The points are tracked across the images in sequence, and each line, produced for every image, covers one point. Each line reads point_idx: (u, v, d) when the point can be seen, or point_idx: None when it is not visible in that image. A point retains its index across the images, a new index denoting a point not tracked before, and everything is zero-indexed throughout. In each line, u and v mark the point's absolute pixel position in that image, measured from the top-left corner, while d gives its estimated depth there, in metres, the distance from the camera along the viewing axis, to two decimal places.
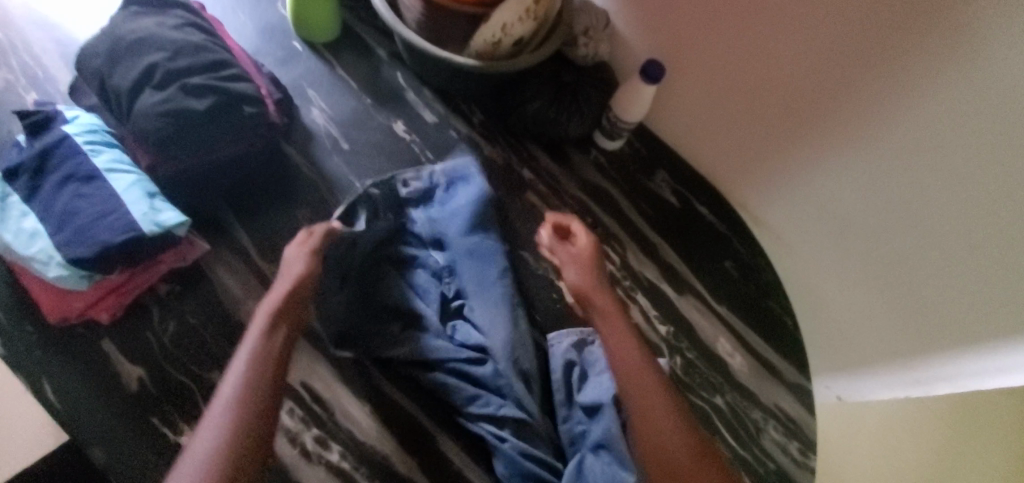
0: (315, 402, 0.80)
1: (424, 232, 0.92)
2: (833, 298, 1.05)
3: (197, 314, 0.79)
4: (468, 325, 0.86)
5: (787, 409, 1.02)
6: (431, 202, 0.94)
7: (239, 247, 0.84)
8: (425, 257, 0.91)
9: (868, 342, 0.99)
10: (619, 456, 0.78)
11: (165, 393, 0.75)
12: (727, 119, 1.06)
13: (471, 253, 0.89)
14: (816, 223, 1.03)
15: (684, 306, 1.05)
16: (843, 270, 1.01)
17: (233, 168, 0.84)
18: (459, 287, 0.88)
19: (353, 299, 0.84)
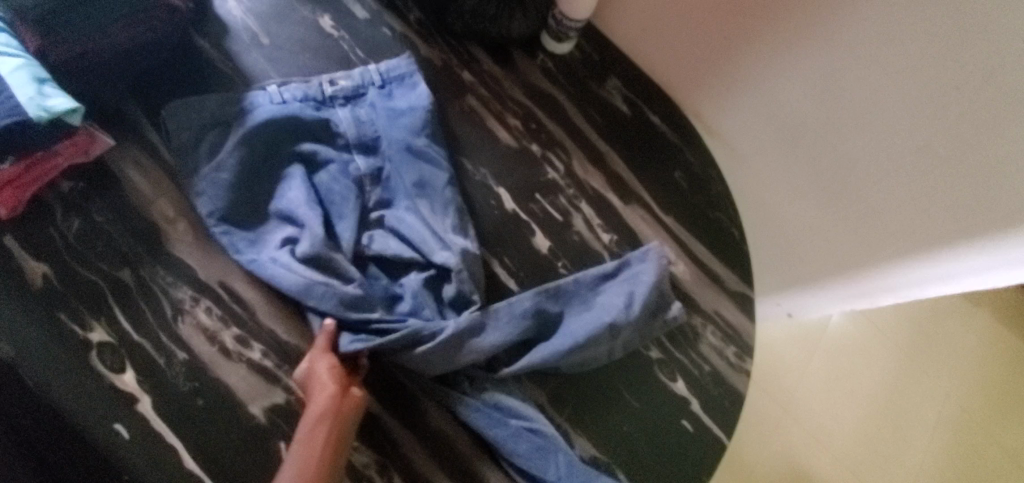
0: (234, 302, 0.77)
1: (350, 132, 0.87)
2: (779, 210, 1.05)
3: (103, 212, 0.76)
4: (389, 230, 0.84)
5: (728, 317, 1.01)
6: (360, 104, 0.90)
7: (149, 143, 0.80)
8: (346, 160, 0.86)
9: (814, 254, 1.02)
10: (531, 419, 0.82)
11: (74, 291, 0.72)
12: (682, 18, 1.03)
13: (405, 152, 0.87)
14: (768, 129, 1.02)
15: (629, 215, 1.02)
16: (792, 183, 1.02)
17: (139, 55, 0.79)
18: (382, 191, 0.86)
19: (244, 200, 0.79)
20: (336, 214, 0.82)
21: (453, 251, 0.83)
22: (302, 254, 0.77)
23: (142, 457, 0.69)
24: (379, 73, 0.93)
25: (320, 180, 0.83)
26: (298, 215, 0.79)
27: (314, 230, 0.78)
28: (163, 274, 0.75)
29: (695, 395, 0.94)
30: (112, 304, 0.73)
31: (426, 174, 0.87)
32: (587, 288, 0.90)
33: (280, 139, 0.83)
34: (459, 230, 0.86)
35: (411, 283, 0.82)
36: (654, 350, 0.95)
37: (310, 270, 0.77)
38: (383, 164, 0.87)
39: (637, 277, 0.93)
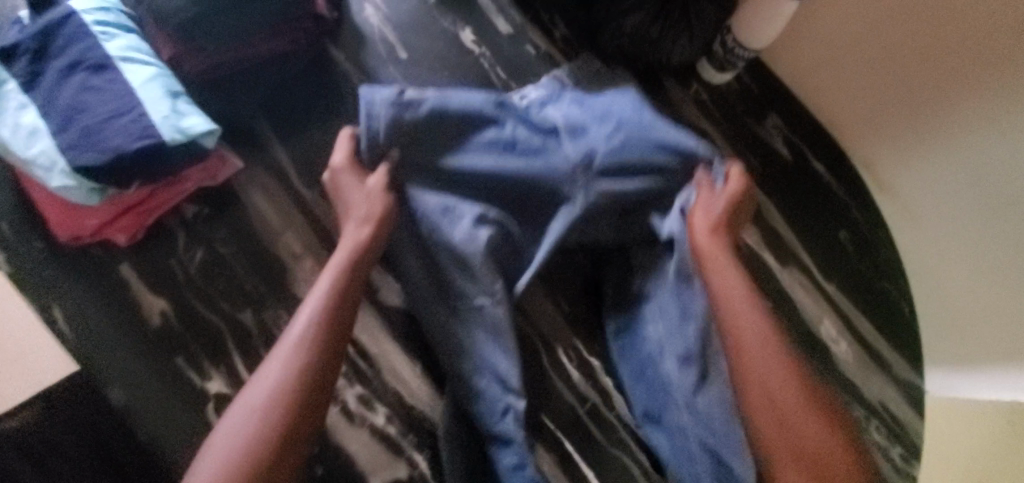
0: (360, 357, 0.68)
1: (550, 139, 0.71)
2: (950, 283, 0.87)
3: (228, 244, 0.68)
4: (607, 229, 0.73)
5: (894, 410, 0.87)
6: (555, 98, 0.74)
7: (276, 165, 0.71)
8: (550, 149, 0.71)
9: (982, 342, 0.82)
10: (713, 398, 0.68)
11: (193, 334, 0.64)
12: (882, 53, 0.85)
13: (613, 141, 0.70)
14: (961, 194, 0.84)
15: (786, 279, 0.88)
16: (975, 260, 0.84)
17: (273, 67, 0.71)
18: (601, 180, 0.70)
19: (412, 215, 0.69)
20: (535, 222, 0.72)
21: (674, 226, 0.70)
22: (486, 277, 0.67)
23: None
24: (572, 78, 0.77)
25: (516, 179, 0.71)
26: (478, 246, 0.67)
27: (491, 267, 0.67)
28: (287, 319, 0.67)
29: None
30: (233, 352, 0.64)
31: (650, 147, 0.71)
32: None
33: (464, 141, 0.71)
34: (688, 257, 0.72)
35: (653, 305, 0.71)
36: None
37: (491, 289, 0.67)
38: (595, 148, 0.70)
39: None
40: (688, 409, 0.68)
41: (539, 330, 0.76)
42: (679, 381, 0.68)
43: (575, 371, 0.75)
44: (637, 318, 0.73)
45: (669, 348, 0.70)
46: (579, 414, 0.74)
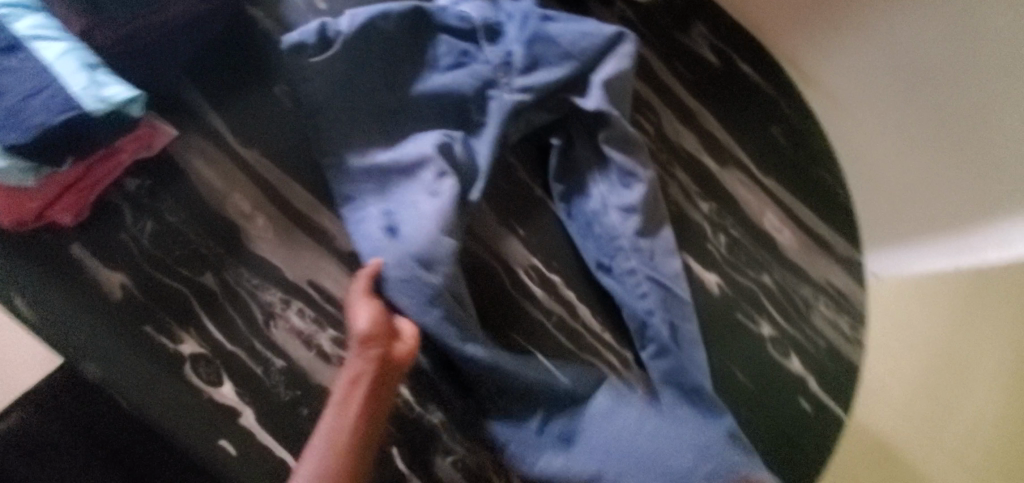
0: (327, 302, 0.71)
1: (474, 45, 0.82)
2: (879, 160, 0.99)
3: (176, 212, 0.69)
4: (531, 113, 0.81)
5: (838, 285, 0.93)
6: (470, 8, 0.83)
7: (212, 130, 0.73)
8: (474, 57, 0.81)
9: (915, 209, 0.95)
10: (662, 284, 0.80)
11: (156, 301, 0.66)
12: None
13: (536, 40, 0.80)
14: (884, 79, 0.95)
15: (727, 179, 0.92)
16: (898, 135, 0.96)
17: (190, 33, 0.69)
18: (521, 78, 0.80)
19: (360, 138, 0.75)
20: (477, 122, 0.81)
21: (598, 104, 0.80)
22: (432, 176, 0.74)
23: (253, 474, 0.64)
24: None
25: (452, 81, 0.79)
26: (412, 158, 0.75)
27: (422, 179, 0.74)
28: (248, 276, 0.69)
29: (813, 373, 0.87)
30: (199, 312, 0.66)
31: (572, 38, 0.80)
32: (654, 257, 0.81)
33: (397, 50, 0.79)
34: (621, 147, 0.82)
35: (604, 192, 0.82)
36: (766, 326, 0.87)
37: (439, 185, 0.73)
38: (512, 49, 0.81)
39: (668, 254, 0.82)
40: (644, 273, 0.80)
41: (497, 256, 0.79)
42: (633, 252, 0.81)
43: (537, 289, 0.79)
44: (582, 200, 0.82)
45: (623, 227, 0.81)
46: (545, 327, 0.78)
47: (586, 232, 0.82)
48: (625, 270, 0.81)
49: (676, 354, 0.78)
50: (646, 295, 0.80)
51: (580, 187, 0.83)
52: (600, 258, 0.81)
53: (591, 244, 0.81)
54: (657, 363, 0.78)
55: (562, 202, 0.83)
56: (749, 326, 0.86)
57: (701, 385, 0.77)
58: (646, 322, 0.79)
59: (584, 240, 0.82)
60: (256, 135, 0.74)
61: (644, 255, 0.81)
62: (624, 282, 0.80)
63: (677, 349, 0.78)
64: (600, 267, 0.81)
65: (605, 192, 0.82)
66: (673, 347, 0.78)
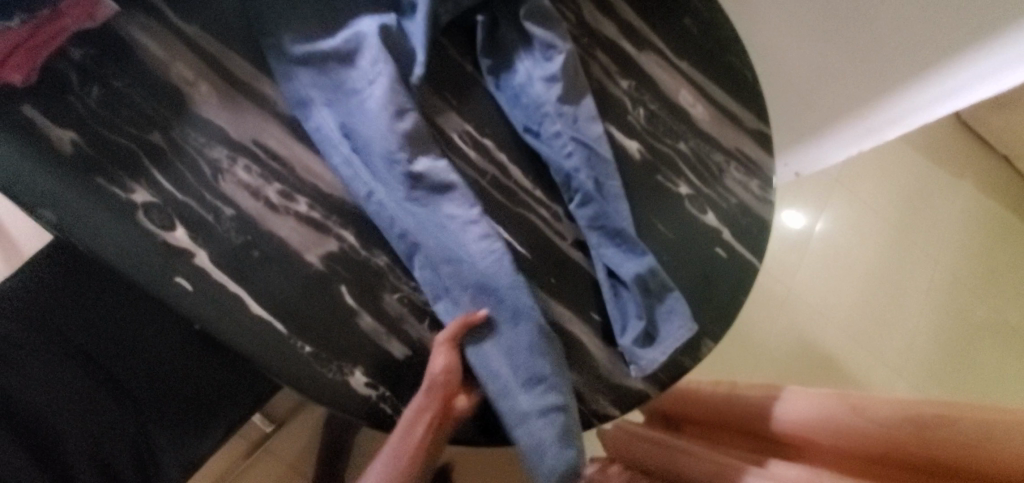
0: (272, 159, 0.76)
1: None
2: (784, 63, 1.19)
3: (122, 78, 0.73)
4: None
5: (748, 152, 1.03)
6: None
7: (153, 7, 0.77)
8: None
9: (812, 113, 1.21)
10: (588, 146, 0.88)
11: (106, 155, 0.70)
12: None
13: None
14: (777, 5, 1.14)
15: (644, 61, 1.01)
16: (794, 49, 1.16)
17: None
18: None
19: (300, 23, 0.80)
20: (408, 5, 0.85)
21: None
22: (368, 63, 0.80)
23: (210, 307, 0.70)
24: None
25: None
26: (348, 46, 0.80)
27: (359, 67, 0.80)
28: (194, 135, 0.74)
29: (726, 226, 0.97)
30: (149, 166, 0.71)
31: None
32: (576, 121, 0.89)
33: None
34: (540, 22, 0.89)
35: (529, 65, 0.89)
36: (683, 185, 0.97)
37: (379, 63, 0.79)
38: None
39: (589, 118, 0.89)
40: (569, 134, 0.88)
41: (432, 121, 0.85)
42: (558, 117, 0.88)
43: (471, 151, 0.86)
44: (510, 75, 0.89)
45: (548, 94, 0.88)
46: (480, 185, 0.85)
47: (514, 104, 0.89)
48: (552, 135, 0.88)
49: (601, 202, 0.87)
50: (574, 157, 0.87)
51: (506, 61, 0.90)
52: (530, 122, 0.88)
53: (520, 115, 0.88)
54: (584, 211, 0.87)
55: (490, 76, 0.89)
56: (669, 186, 0.96)
57: (625, 227, 0.86)
58: (573, 177, 0.87)
59: (513, 110, 0.89)
60: (194, 12, 0.78)
61: (568, 118, 0.88)
62: (552, 146, 0.87)
63: (602, 199, 0.87)
64: (528, 132, 0.88)
65: (530, 66, 0.89)
66: (598, 195, 0.87)
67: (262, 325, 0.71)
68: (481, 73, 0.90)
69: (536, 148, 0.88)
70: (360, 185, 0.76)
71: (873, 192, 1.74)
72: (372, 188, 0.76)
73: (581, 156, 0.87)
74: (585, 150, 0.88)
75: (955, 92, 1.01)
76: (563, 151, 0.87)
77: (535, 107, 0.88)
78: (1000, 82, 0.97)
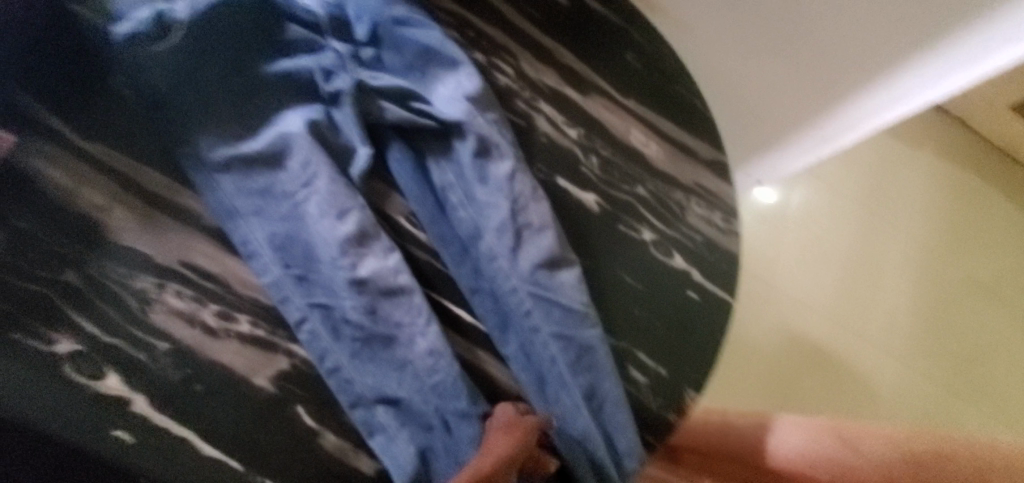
0: (205, 279, 0.71)
1: (320, 14, 0.81)
2: (734, 81, 1.14)
3: (24, 215, 0.67)
4: (384, 98, 0.82)
5: (707, 185, 1.01)
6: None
7: (51, 130, 0.70)
8: (320, 48, 0.81)
9: (768, 121, 1.16)
10: (546, 237, 0.83)
11: (18, 306, 0.64)
12: None
13: (384, 29, 0.84)
14: (722, 18, 1.08)
15: (590, 106, 0.98)
16: (742, 59, 1.11)
17: (12, 24, 0.70)
18: (366, 72, 0.82)
19: (216, 124, 0.74)
20: (330, 92, 0.79)
21: (457, 115, 0.84)
22: (299, 165, 0.75)
23: (156, 456, 0.64)
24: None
25: (298, 58, 0.79)
26: (275, 151, 0.75)
27: (289, 172, 0.75)
28: (115, 267, 0.68)
29: (695, 266, 0.94)
30: (69, 312, 0.65)
31: (419, 42, 0.85)
32: (524, 244, 0.83)
33: (241, 26, 0.77)
34: (488, 159, 0.85)
35: (478, 202, 0.83)
36: (646, 231, 0.94)
37: (311, 165, 0.76)
38: (360, 41, 0.83)
39: (538, 238, 0.83)
40: (526, 289, 0.81)
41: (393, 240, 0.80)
42: (514, 270, 0.82)
43: (420, 234, 0.82)
44: (447, 197, 0.83)
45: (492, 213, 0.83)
46: (435, 268, 0.82)
47: (454, 228, 0.82)
48: (500, 261, 0.82)
49: (550, 297, 0.81)
50: (529, 272, 0.82)
51: (449, 204, 0.83)
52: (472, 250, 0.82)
53: (460, 244, 0.82)
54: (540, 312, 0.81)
55: (433, 228, 0.82)
56: (630, 234, 0.93)
57: (598, 386, 0.81)
58: (536, 338, 0.80)
59: (454, 230, 0.82)
60: (94, 127, 0.71)
61: (516, 242, 0.83)
62: (498, 272, 0.81)
63: (570, 361, 0.80)
64: (481, 289, 0.81)
65: (474, 186, 0.84)
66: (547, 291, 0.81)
67: (214, 465, 0.65)
68: (389, 173, 0.82)
69: (480, 278, 0.82)
70: (307, 296, 0.73)
71: (844, 181, 1.68)
72: (319, 299, 0.73)
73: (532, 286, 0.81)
74: (537, 277, 0.82)
75: (909, 95, 0.98)
76: (512, 277, 0.81)
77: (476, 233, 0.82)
78: (953, 83, 0.94)
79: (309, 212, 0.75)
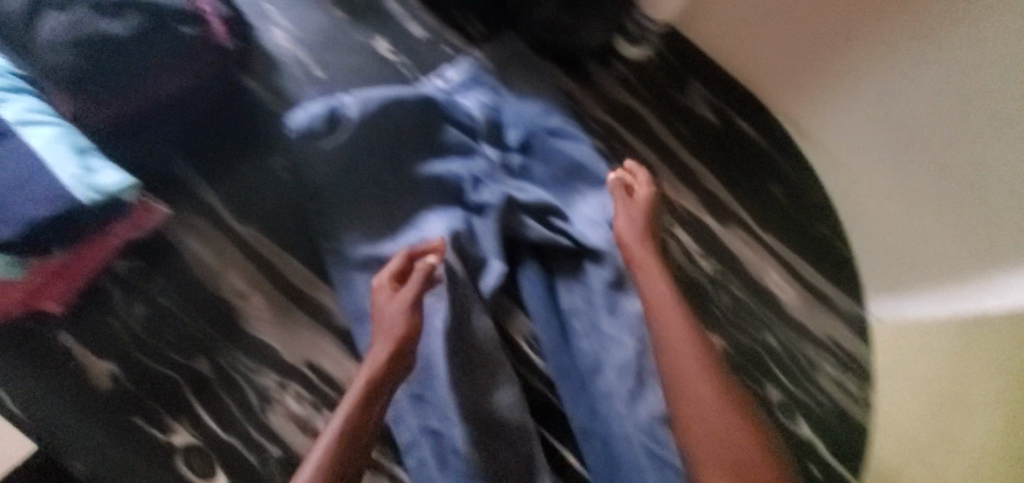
0: (325, 384, 0.68)
1: (480, 119, 0.80)
2: (878, 208, 0.95)
3: (169, 293, 0.67)
4: (528, 213, 0.78)
5: (843, 342, 0.90)
6: (478, 92, 0.83)
7: (209, 207, 0.70)
8: (473, 153, 0.79)
9: (925, 259, 0.91)
10: None
11: (147, 389, 0.63)
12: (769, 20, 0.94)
13: (537, 139, 0.84)
14: (874, 138, 0.94)
15: (727, 238, 0.92)
16: (892, 185, 0.94)
17: (193, 101, 0.66)
18: (515, 182, 0.80)
19: (361, 221, 0.72)
20: (475, 204, 0.76)
21: (599, 240, 0.80)
22: (434, 275, 0.72)
23: None
24: (487, 62, 0.86)
25: (450, 162, 0.77)
26: (413, 254, 0.72)
27: (422, 280, 0.72)
28: (243, 360, 0.66)
29: (825, 439, 0.83)
30: (192, 402, 0.64)
31: (570, 157, 0.84)
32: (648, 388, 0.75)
33: (403, 125, 0.75)
34: (622, 291, 0.79)
35: (604, 335, 0.78)
36: (772, 388, 0.85)
37: (446, 277, 0.72)
38: (512, 149, 0.82)
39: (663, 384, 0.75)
40: (643, 443, 0.72)
41: (512, 362, 0.76)
42: (633, 417, 0.73)
43: (539, 359, 0.77)
44: (574, 323, 0.79)
45: (619, 348, 0.77)
46: (547, 400, 0.77)
47: (574, 358, 0.78)
48: (620, 403, 0.74)
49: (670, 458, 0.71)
50: (651, 423, 0.73)
51: (573, 332, 0.78)
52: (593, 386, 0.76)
53: (579, 376, 0.77)
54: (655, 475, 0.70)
55: (554, 356, 0.76)
56: (756, 389, 0.84)
57: None
58: None
59: (574, 360, 0.77)
60: (249, 209, 0.71)
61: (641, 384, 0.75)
62: (615, 416, 0.74)
63: None
64: (593, 431, 0.74)
65: (604, 316, 0.78)
66: (665, 451, 0.71)
67: None
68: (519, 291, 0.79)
69: (595, 418, 0.75)
70: (422, 416, 0.69)
71: None
72: (431, 422, 0.68)
73: (651, 440, 0.72)
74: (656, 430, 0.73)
75: None
76: (631, 425, 0.73)
77: (598, 368, 0.76)
78: None
79: (436, 327, 0.71)
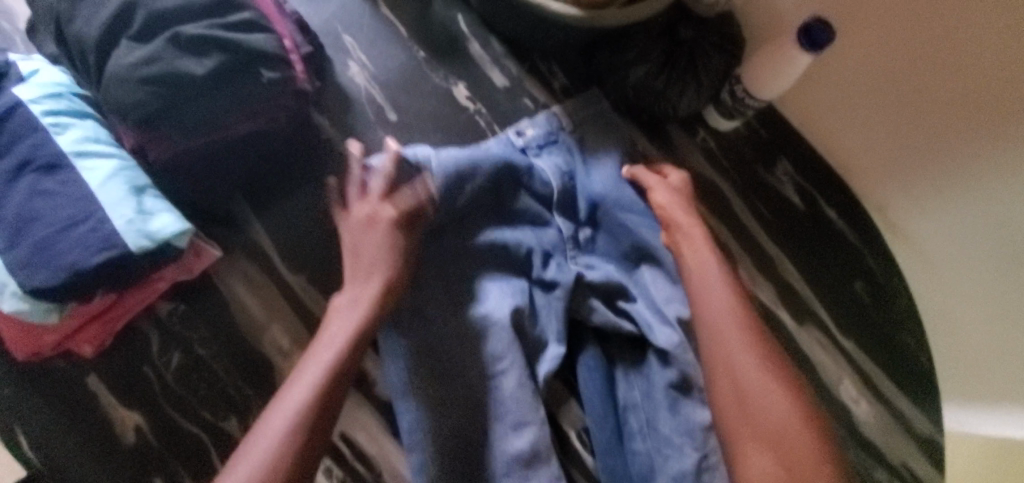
0: (359, 460, 0.66)
1: (553, 185, 0.74)
2: (972, 333, 0.79)
3: (208, 343, 0.62)
4: (595, 294, 0.71)
5: (916, 471, 0.82)
6: (555, 153, 0.77)
7: (262, 252, 0.66)
8: (543, 223, 0.73)
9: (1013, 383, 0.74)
10: None
11: (171, 448, 0.59)
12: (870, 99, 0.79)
13: (608, 211, 0.74)
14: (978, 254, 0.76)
15: (803, 339, 0.84)
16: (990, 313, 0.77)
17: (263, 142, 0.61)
18: (586, 257, 0.73)
19: (420, 287, 0.68)
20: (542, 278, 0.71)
21: (669, 337, 0.69)
22: (488, 356, 0.66)
23: None
24: (568, 119, 0.80)
25: (519, 230, 0.71)
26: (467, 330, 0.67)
27: (473, 360, 0.66)
28: None
29: None
30: (216, 466, 0.59)
31: (641, 237, 0.73)
32: None
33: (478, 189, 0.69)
34: (687, 396, 0.68)
35: (662, 439, 0.67)
36: None
37: (502, 359, 0.66)
38: (582, 221, 0.75)
39: None
40: None
41: (558, 458, 0.69)
42: None
43: (589, 458, 0.70)
44: (632, 421, 0.70)
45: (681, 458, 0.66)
46: None
47: (628, 460, 0.69)
48: None
49: None
50: None
51: (628, 431, 0.70)
52: None
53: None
54: None
55: (604, 458, 0.68)
56: None
57: None
58: None
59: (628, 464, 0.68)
60: (303, 258, 0.66)
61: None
62: None
63: None
64: None
65: (665, 416, 0.68)
66: None
67: None
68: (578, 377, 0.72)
69: None
70: None
71: None
72: None
73: None
74: None
75: None
76: None
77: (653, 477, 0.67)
78: None
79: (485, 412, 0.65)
